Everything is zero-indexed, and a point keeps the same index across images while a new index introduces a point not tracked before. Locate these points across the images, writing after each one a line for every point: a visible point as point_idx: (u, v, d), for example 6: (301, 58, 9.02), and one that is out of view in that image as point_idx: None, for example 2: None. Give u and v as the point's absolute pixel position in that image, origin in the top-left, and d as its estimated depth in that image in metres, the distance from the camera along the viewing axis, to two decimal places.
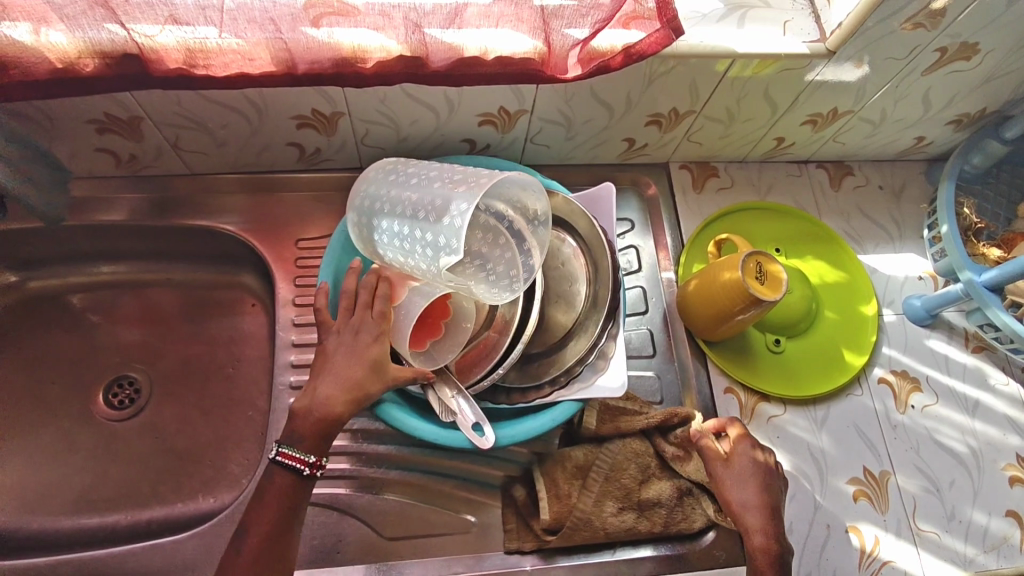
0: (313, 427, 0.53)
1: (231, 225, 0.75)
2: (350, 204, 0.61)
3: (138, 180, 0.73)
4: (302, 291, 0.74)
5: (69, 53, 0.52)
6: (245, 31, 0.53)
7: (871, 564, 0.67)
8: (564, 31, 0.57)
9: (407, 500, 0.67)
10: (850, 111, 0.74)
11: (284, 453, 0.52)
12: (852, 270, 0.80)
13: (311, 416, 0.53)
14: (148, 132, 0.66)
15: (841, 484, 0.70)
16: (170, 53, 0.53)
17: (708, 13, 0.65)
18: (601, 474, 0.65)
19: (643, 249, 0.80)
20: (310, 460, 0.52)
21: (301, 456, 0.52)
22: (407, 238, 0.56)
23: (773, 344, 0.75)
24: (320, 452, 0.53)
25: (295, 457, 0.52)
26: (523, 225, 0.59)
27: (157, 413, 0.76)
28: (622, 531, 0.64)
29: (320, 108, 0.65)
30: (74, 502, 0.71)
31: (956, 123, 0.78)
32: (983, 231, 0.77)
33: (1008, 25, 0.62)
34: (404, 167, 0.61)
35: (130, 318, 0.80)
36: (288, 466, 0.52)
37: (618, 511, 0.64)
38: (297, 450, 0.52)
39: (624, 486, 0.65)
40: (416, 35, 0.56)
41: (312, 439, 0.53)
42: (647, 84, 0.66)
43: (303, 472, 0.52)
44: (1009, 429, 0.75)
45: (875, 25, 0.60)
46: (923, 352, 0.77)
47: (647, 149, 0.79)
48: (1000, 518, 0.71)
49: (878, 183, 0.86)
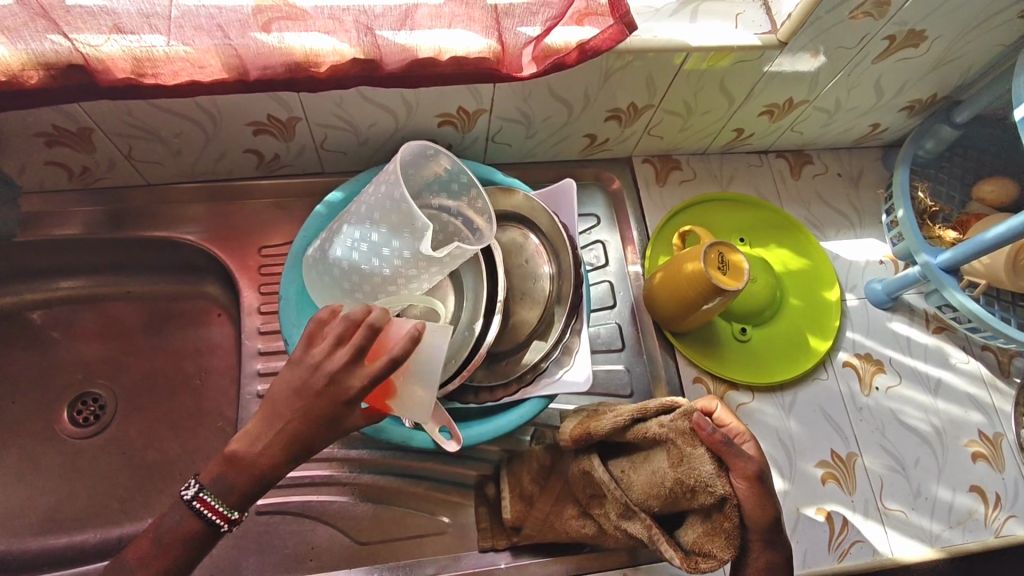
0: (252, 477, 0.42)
1: (192, 235, 0.74)
2: (311, 274, 0.61)
3: (93, 193, 0.72)
4: (268, 298, 0.74)
5: (12, 65, 0.50)
6: (192, 38, 0.53)
7: (840, 544, 0.69)
8: (516, 30, 0.57)
9: (381, 504, 0.67)
10: (806, 100, 0.75)
11: (205, 501, 0.41)
12: (813, 257, 0.81)
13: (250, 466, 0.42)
14: (100, 144, 0.65)
15: (809, 467, 0.71)
16: (117, 62, 0.52)
17: (661, 8, 0.65)
18: (559, 478, 0.61)
19: (610, 243, 0.81)
20: (232, 517, 0.42)
21: (224, 510, 0.42)
22: (377, 267, 0.56)
23: (740, 333, 0.76)
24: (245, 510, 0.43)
25: (216, 509, 0.42)
26: (452, 195, 0.61)
27: (123, 429, 0.75)
28: (586, 533, 0.61)
29: (276, 114, 0.65)
30: (40, 523, 0.69)
31: (908, 109, 0.80)
32: (938, 215, 0.78)
33: (952, 13, 0.63)
34: (335, 228, 0.60)
35: (93, 333, 0.79)
36: (204, 516, 0.42)
37: (579, 515, 0.60)
38: (220, 502, 0.42)
39: (579, 494, 0.59)
40: (367, 37, 0.55)
41: (240, 489, 0.42)
42: (604, 79, 0.66)
43: (219, 529, 0.42)
44: (971, 406, 0.77)
45: (824, 15, 0.61)
46: (885, 334, 0.79)
47: (608, 143, 0.79)
48: (964, 494, 0.72)
49: (837, 170, 0.88)
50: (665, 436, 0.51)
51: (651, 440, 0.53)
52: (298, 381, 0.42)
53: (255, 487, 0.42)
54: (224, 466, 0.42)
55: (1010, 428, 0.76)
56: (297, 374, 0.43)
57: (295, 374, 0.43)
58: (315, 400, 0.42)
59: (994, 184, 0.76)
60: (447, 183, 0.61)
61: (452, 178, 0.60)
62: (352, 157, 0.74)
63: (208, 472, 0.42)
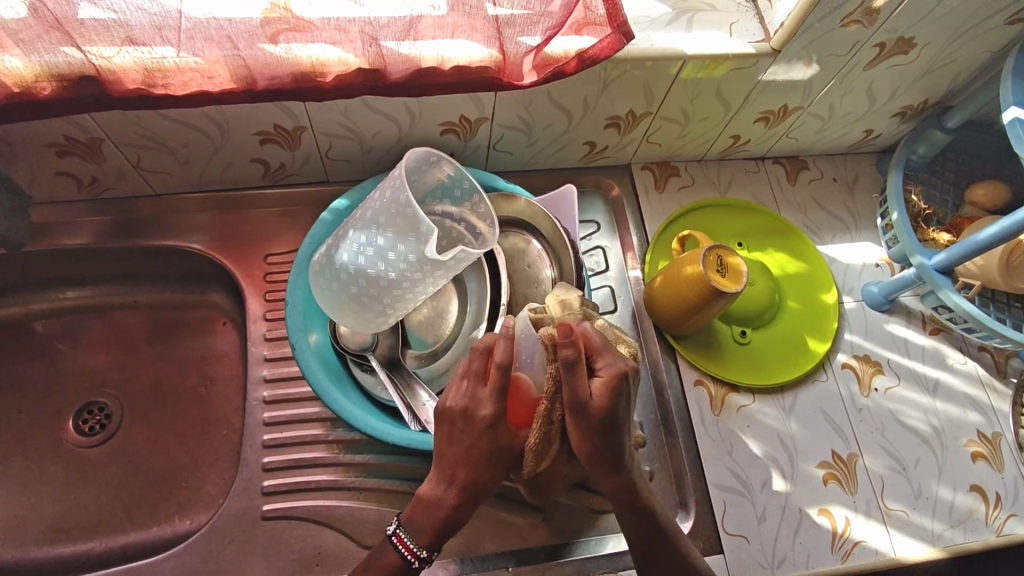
0: (434, 521, 0.52)
1: (198, 244, 0.75)
2: (313, 279, 0.61)
3: (101, 203, 0.73)
4: (273, 305, 0.74)
5: (26, 76, 0.52)
6: (203, 49, 0.54)
7: (843, 545, 0.69)
8: (517, 39, 0.59)
9: (386, 508, 0.66)
10: (800, 107, 0.77)
11: (401, 535, 0.52)
12: (810, 260, 0.82)
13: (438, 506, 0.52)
14: (109, 154, 0.66)
15: (810, 468, 0.72)
16: (129, 73, 0.54)
17: (657, 17, 0.67)
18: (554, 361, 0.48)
19: (610, 249, 0.82)
20: (421, 554, 0.52)
21: (414, 547, 0.52)
22: (381, 273, 0.57)
23: (740, 335, 0.77)
24: (431, 549, 0.52)
25: (407, 544, 0.52)
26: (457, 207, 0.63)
27: (129, 437, 0.75)
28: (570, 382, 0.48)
29: (282, 123, 0.66)
30: (46, 532, 0.69)
31: (901, 115, 0.82)
32: (932, 217, 0.80)
33: (940, 21, 0.65)
34: (338, 235, 0.61)
35: (98, 342, 0.79)
36: (400, 548, 0.52)
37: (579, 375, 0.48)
38: (412, 539, 0.52)
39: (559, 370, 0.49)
40: (372, 47, 0.57)
41: (430, 528, 0.52)
42: (602, 88, 0.68)
43: (410, 564, 0.52)
44: (969, 406, 0.77)
45: (815, 24, 0.62)
46: (882, 335, 0.80)
47: (607, 151, 0.81)
48: (965, 493, 0.73)
49: (832, 176, 0.89)
50: (598, 359, 0.49)
51: (575, 389, 0.47)
52: (450, 433, 0.51)
53: (437, 531, 0.52)
54: (417, 508, 0.53)
55: (1008, 428, 0.77)
56: (445, 426, 0.51)
57: (444, 425, 0.51)
58: (474, 450, 0.50)
59: (987, 187, 0.78)
60: (449, 188, 0.62)
61: (456, 183, 0.61)
62: (357, 165, 0.76)
63: (407, 513, 0.53)
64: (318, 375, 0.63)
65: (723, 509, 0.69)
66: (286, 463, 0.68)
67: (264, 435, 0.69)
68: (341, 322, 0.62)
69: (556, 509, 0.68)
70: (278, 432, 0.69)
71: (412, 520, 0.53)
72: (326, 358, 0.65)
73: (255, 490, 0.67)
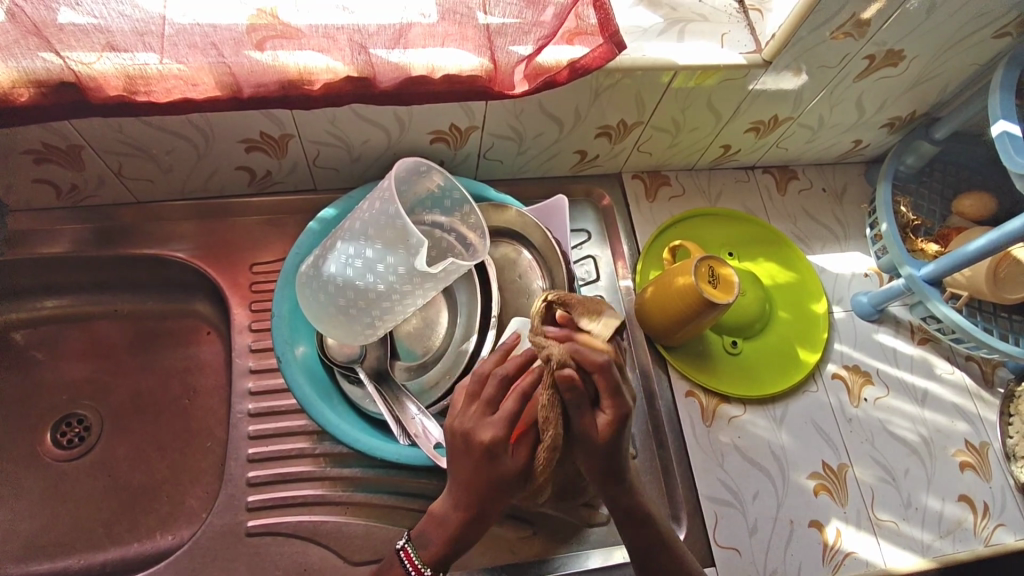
0: (438, 539, 0.53)
1: (181, 252, 0.74)
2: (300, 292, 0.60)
3: (81, 211, 0.72)
4: (258, 315, 0.73)
5: (2, 82, 0.50)
6: (186, 56, 0.53)
7: (834, 557, 0.69)
8: (508, 48, 0.58)
9: (373, 523, 0.65)
10: (790, 117, 0.77)
11: (409, 549, 0.54)
12: (801, 270, 0.82)
13: (442, 523, 0.53)
14: (90, 161, 0.64)
15: (802, 479, 0.72)
16: (109, 79, 0.52)
17: (649, 27, 0.67)
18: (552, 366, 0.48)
19: (601, 258, 0.81)
20: (426, 570, 0.53)
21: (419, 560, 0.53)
22: (369, 289, 0.56)
23: (730, 346, 0.77)
24: (437, 567, 0.53)
25: (414, 557, 0.53)
26: (448, 220, 0.62)
27: (109, 450, 0.73)
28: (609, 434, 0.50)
29: (269, 131, 0.65)
30: (21, 549, 0.67)
31: (889, 126, 0.82)
32: (920, 228, 0.81)
33: (929, 33, 0.65)
34: (325, 247, 0.60)
35: (78, 352, 0.77)
36: (405, 562, 0.53)
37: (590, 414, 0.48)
38: (419, 552, 0.53)
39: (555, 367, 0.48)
40: (361, 55, 0.56)
41: (437, 546, 0.53)
42: (594, 97, 0.67)
43: None
44: (957, 416, 0.78)
45: (806, 36, 0.62)
46: (872, 346, 0.80)
47: (598, 160, 0.81)
48: (954, 503, 0.73)
49: (821, 185, 0.90)
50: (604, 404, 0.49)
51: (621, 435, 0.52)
52: (470, 463, 0.49)
53: (444, 549, 0.52)
54: (425, 523, 0.54)
55: (996, 437, 0.77)
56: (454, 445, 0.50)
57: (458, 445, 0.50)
58: (485, 474, 0.49)
59: (974, 198, 0.78)
60: (440, 199, 0.61)
61: (448, 195, 0.60)
62: (345, 173, 0.74)
63: (417, 527, 0.54)
64: (303, 388, 0.62)
65: (715, 521, 0.69)
66: (271, 478, 0.67)
67: (249, 449, 0.68)
68: (328, 335, 0.61)
69: (548, 521, 0.67)
70: (263, 446, 0.68)
71: (422, 534, 0.54)
72: (312, 369, 0.64)
73: (237, 507, 0.65)
